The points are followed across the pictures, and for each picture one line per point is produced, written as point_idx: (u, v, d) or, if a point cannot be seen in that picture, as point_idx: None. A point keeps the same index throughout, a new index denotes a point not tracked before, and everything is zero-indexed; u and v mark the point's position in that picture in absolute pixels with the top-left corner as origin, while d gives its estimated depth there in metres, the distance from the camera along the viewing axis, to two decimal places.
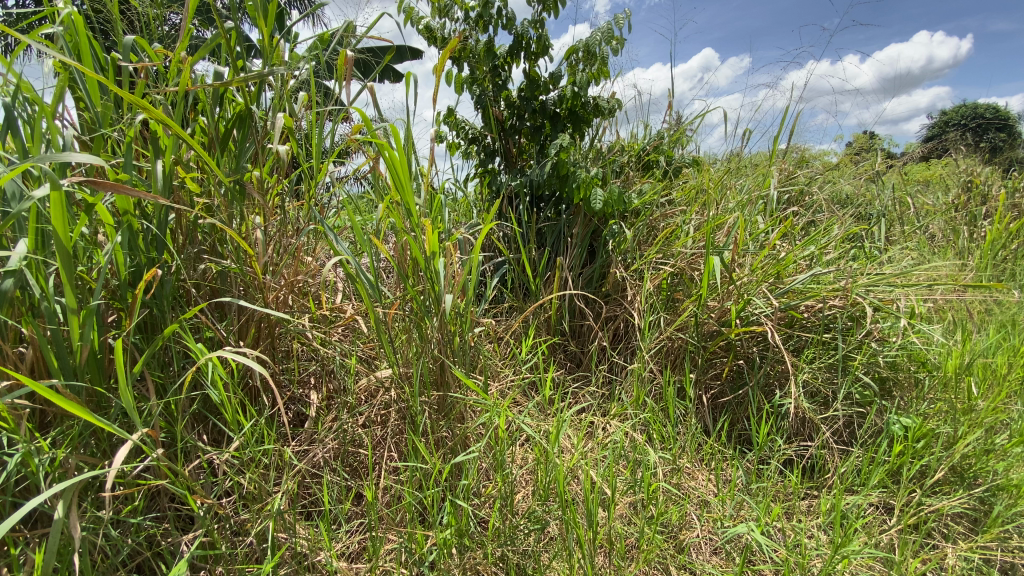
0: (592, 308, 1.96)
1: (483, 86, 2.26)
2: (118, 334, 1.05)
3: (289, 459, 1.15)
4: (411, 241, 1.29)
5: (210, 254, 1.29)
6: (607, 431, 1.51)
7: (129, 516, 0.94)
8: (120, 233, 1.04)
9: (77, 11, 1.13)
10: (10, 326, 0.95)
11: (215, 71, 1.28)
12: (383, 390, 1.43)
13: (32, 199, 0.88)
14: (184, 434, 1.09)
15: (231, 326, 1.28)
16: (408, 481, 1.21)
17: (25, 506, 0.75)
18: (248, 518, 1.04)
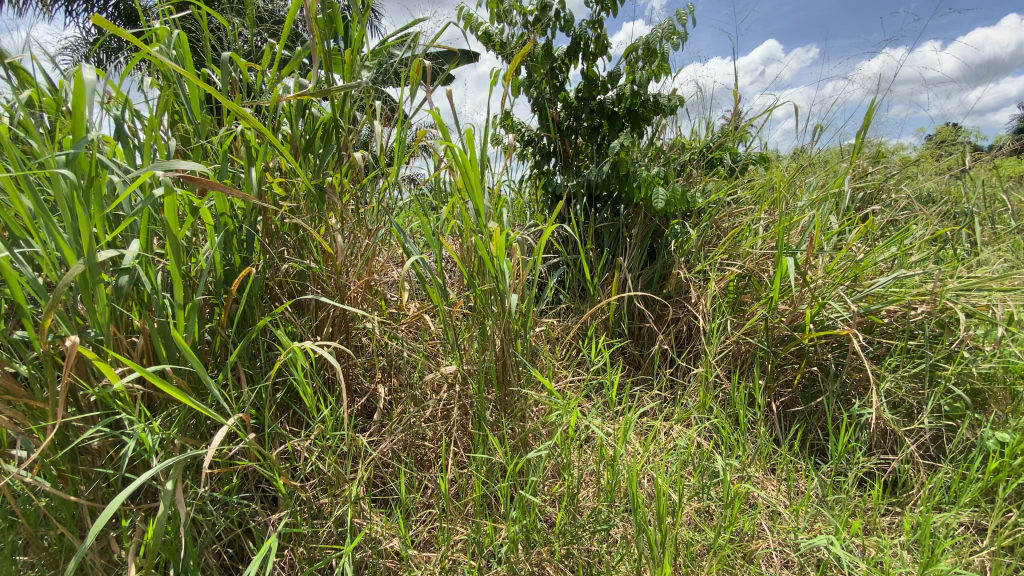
0: (653, 310, 1.92)
1: (540, 88, 2.28)
2: (215, 327, 1.14)
3: (363, 449, 1.21)
4: (479, 241, 1.33)
5: (291, 254, 1.38)
6: (670, 435, 1.48)
7: (224, 494, 1.03)
8: (218, 234, 1.14)
9: (179, 32, 1.25)
10: (124, 318, 1.05)
11: (298, 83, 1.43)
12: (445, 387, 1.46)
13: (146, 203, 0.97)
14: (271, 421, 1.17)
15: (311, 322, 1.36)
16: (475, 476, 1.24)
17: (136, 481, 0.83)
18: (328, 502, 1.10)
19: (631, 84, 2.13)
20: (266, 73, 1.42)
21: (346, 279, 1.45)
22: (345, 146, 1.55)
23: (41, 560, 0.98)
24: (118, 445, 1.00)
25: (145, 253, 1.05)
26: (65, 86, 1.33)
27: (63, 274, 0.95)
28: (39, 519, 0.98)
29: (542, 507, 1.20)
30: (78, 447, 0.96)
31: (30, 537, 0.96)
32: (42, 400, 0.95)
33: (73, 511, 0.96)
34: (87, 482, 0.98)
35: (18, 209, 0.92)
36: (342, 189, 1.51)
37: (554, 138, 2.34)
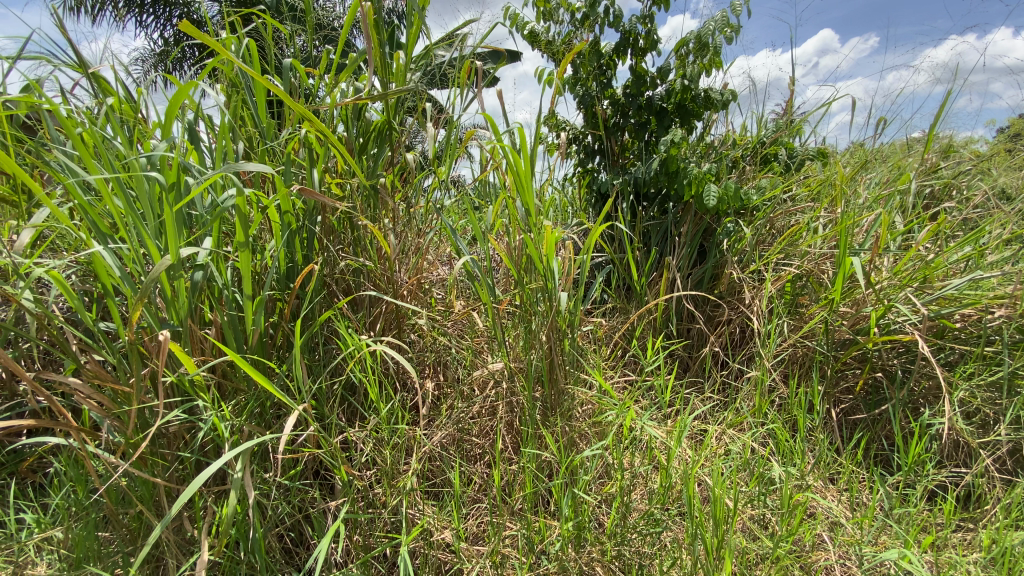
0: (703, 311, 1.87)
1: (587, 85, 2.26)
2: (279, 321, 1.20)
3: (416, 442, 1.24)
4: (529, 239, 1.34)
5: (346, 251, 1.43)
6: (723, 439, 1.44)
7: (288, 480, 1.07)
8: (282, 233, 1.20)
9: (248, 42, 1.33)
10: (198, 311, 1.11)
11: (354, 86, 1.47)
12: (492, 384, 1.47)
13: (220, 202, 1.04)
14: (329, 412, 1.22)
15: (365, 318, 1.40)
16: (525, 473, 1.25)
17: (211, 465, 0.88)
18: (384, 493, 1.14)
19: (681, 79, 2.09)
20: (324, 78, 1.47)
21: (398, 276, 1.48)
22: (397, 146, 1.58)
23: (121, 536, 1.05)
24: (191, 431, 1.07)
25: (218, 249, 1.12)
26: (143, 96, 1.44)
27: (146, 268, 1.03)
28: (120, 497, 1.06)
29: (597, 504, 1.20)
30: (156, 431, 1.03)
31: (113, 514, 1.03)
32: (126, 385, 1.02)
33: (150, 491, 1.02)
34: (163, 464, 1.05)
35: (108, 207, 1.01)
36: (395, 189, 1.55)
37: (599, 135, 2.31)
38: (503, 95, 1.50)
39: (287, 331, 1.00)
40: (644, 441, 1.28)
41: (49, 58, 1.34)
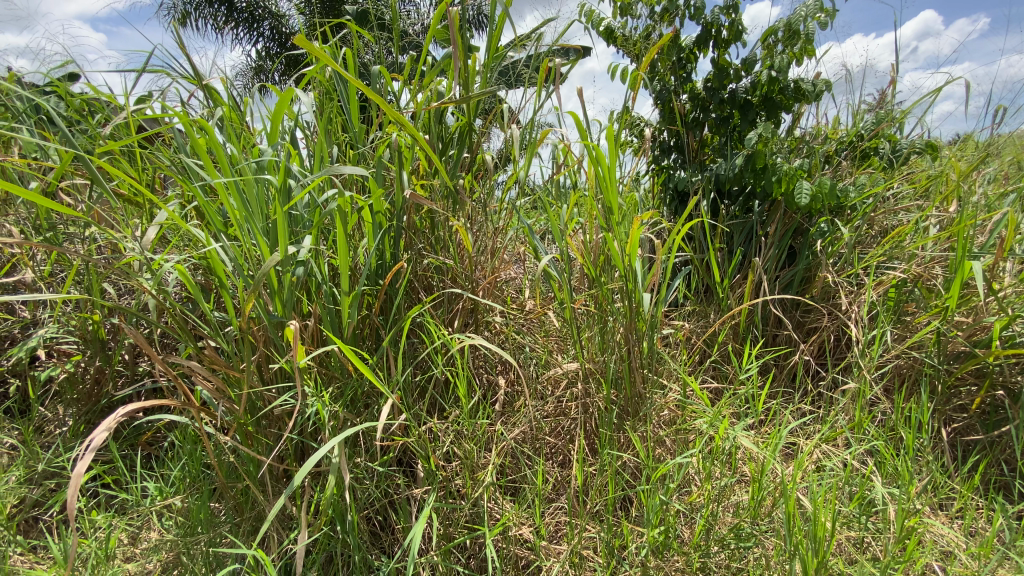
0: (791, 315, 1.77)
1: (665, 80, 2.19)
2: (370, 315, 1.27)
3: (496, 438, 1.27)
4: (612, 238, 1.32)
5: (429, 249, 1.47)
6: (816, 455, 1.35)
7: (380, 466, 1.13)
8: (374, 231, 1.26)
9: (342, 51, 1.41)
10: (299, 303, 1.19)
11: (438, 89, 1.52)
12: (567, 384, 1.46)
13: (323, 201, 1.12)
14: (414, 404, 1.27)
15: (446, 314, 1.45)
16: (604, 475, 1.24)
17: (315, 452, 0.92)
18: (466, 485, 1.17)
19: (767, 70, 1.98)
20: (411, 82, 1.53)
21: (477, 274, 1.52)
22: (477, 146, 1.61)
23: (230, 507, 1.14)
24: (292, 415, 1.15)
25: (316, 246, 1.20)
26: (247, 105, 1.56)
27: (256, 263, 1.12)
28: (230, 471, 1.15)
29: (682, 511, 1.17)
30: (263, 413, 1.12)
31: (223, 486, 1.12)
32: (239, 370, 1.11)
33: (256, 468, 1.11)
34: (268, 443, 1.13)
35: (225, 208, 1.11)
36: (474, 188, 1.58)
37: (676, 131, 2.22)
38: (583, 93, 1.48)
39: (383, 324, 1.05)
40: (733, 451, 1.23)
41: (169, 72, 1.49)
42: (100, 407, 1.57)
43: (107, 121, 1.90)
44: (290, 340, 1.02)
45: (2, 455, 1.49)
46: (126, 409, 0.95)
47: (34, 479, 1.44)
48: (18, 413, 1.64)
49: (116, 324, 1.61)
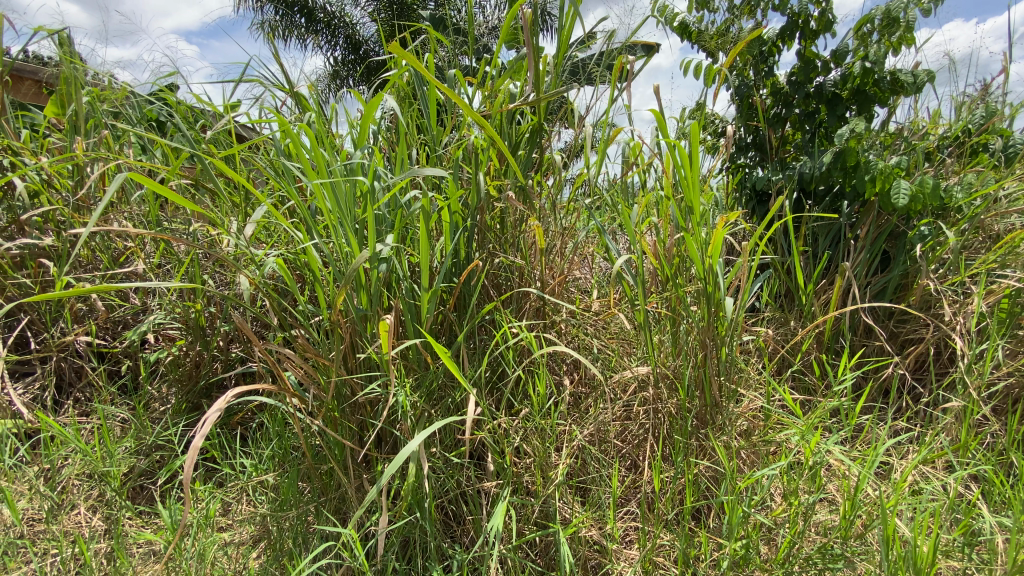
0: (883, 325, 1.66)
1: (745, 74, 2.10)
2: (446, 311, 1.31)
3: (568, 436, 1.27)
4: (692, 239, 1.26)
5: (501, 248, 1.49)
6: (913, 476, 1.26)
7: (455, 458, 1.16)
8: (452, 229, 1.30)
9: (422, 55, 1.47)
10: (382, 298, 1.25)
11: (512, 90, 1.54)
12: (638, 388, 1.42)
13: (410, 199, 1.17)
14: (489, 398, 1.30)
15: (517, 311, 1.47)
16: (678, 482, 1.20)
17: (404, 447, 0.94)
18: (537, 482, 1.18)
19: (861, 61, 1.85)
20: (487, 85, 1.57)
21: (548, 273, 1.52)
22: (549, 146, 1.62)
23: (315, 487, 1.21)
24: (373, 404, 1.20)
25: (399, 244, 1.25)
26: (334, 110, 1.66)
27: (346, 260, 1.19)
28: (317, 453, 1.22)
29: (762, 525, 1.12)
30: (350, 400, 1.18)
31: (310, 467, 1.19)
32: (327, 359, 1.18)
33: (341, 452, 1.17)
34: (352, 429, 1.20)
35: (319, 208, 1.19)
36: (546, 187, 1.59)
37: (755, 128, 2.12)
38: (660, 91, 1.45)
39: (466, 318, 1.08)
40: (821, 467, 1.16)
41: (264, 81, 1.61)
42: (198, 387, 1.71)
43: (206, 126, 2.06)
44: (382, 333, 1.08)
45: (116, 426, 1.66)
46: (235, 391, 1.01)
47: (143, 449, 1.59)
48: (129, 389, 1.82)
49: (213, 313, 1.75)
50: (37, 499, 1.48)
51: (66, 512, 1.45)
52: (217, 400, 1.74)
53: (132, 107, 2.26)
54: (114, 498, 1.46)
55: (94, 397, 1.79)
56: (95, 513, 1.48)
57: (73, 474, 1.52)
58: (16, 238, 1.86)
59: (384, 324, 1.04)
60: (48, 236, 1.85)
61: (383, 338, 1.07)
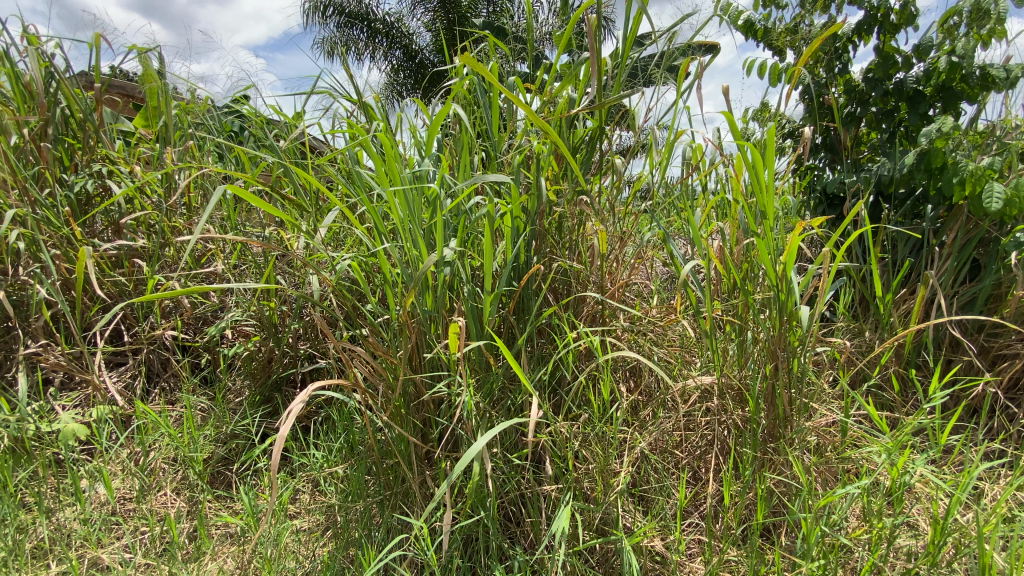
0: (971, 339, 1.55)
1: (815, 73, 2.01)
2: (508, 313, 1.33)
3: (630, 443, 1.26)
4: (764, 245, 1.21)
5: (560, 252, 1.50)
6: (1011, 504, 1.16)
7: (517, 459, 1.18)
8: (515, 233, 1.31)
9: (485, 62, 1.50)
10: (446, 300, 1.29)
11: (572, 94, 1.54)
12: (701, 397, 1.38)
13: (476, 203, 1.19)
14: (551, 400, 1.31)
15: (579, 315, 1.47)
16: (747, 496, 1.16)
17: (472, 445, 0.96)
18: (598, 488, 1.18)
19: (947, 56, 1.73)
20: (548, 90, 1.58)
21: (608, 278, 1.51)
22: (608, 150, 1.62)
23: (381, 481, 1.25)
24: (437, 403, 1.23)
25: (463, 248, 1.28)
26: (399, 119, 1.73)
27: (414, 262, 1.24)
28: (383, 448, 1.27)
29: (840, 544, 1.07)
30: (415, 397, 1.22)
31: (377, 461, 1.24)
32: (395, 358, 1.22)
33: (407, 448, 1.21)
34: (416, 427, 1.23)
35: (388, 213, 1.24)
36: (607, 192, 1.58)
37: (825, 129, 2.03)
38: (730, 92, 1.49)
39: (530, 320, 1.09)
40: (907, 488, 1.09)
41: (334, 92, 1.69)
42: (270, 382, 1.81)
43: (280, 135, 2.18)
44: (451, 333, 1.17)
45: (198, 415, 1.78)
46: (316, 385, 1.05)
47: (222, 437, 1.70)
48: (209, 381, 1.95)
49: (285, 311, 1.85)
50: (129, 479, 1.61)
51: (154, 493, 1.57)
52: (287, 394, 1.84)
53: (213, 119, 2.43)
54: (196, 482, 1.56)
55: (177, 387, 1.93)
56: (179, 495, 1.59)
57: (161, 458, 1.64)
58: (113, 239, 2.04)
59: (454, 326, 1.13)
60: (140, 238, 2.01)
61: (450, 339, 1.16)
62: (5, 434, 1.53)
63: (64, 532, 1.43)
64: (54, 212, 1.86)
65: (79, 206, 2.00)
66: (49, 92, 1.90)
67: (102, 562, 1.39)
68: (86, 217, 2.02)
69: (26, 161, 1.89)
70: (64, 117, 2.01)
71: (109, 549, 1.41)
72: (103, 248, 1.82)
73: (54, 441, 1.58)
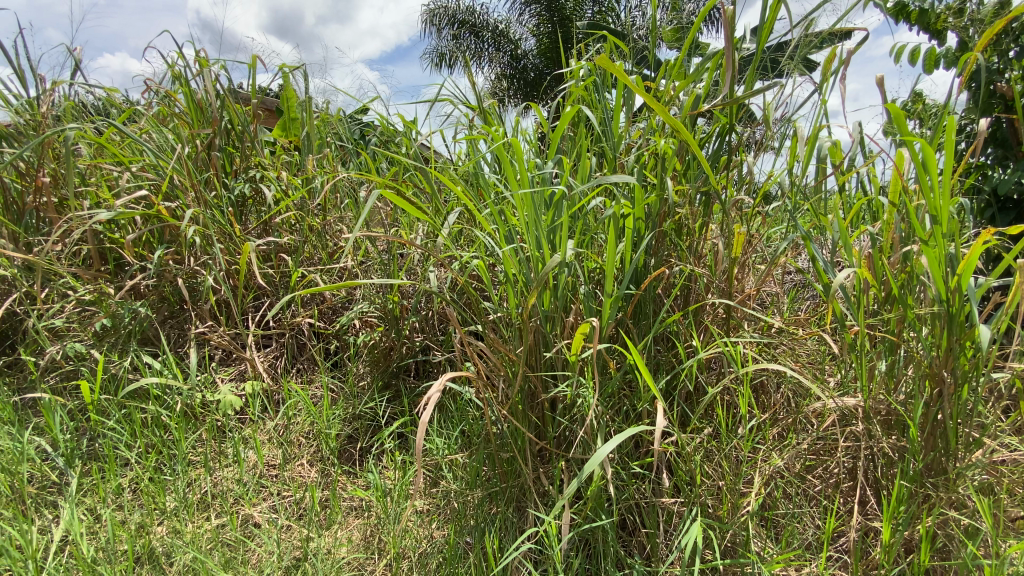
0: None
1: (986, 58, 1.75)
2: (626, 318, 1.31)
3: (759, 462, 1.18)
4: (932, 253, 1.07)
5: (680, 255, 1.44)
6: None
7: (636, 468, 1.15)
8: (638, 234, 1.29)
9: (609, 59, 1.48)
10: (566, 302, 1.29)
11: (699, 89, 1.47)
12: (841, 419, 1.26)
13: (603, 202, 1.18)
14: (674, 410, 1.27)
15: (703, 324, 1.40)
16: (901, 535, 1.04)
17: (602, 450, 0.95)
18: (723, 507, 1.12)
19: None
20: (674, 87, 1.52)
21: (734, 285, 1.43)
22: (736, 149, 1.52)
23: (497, 474, 1.29)
24: (558, 402, 1.25)
25: (581, 250, 1.29)
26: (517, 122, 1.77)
27: (536, 263, 1.27)
28: (500, 442, 1.31)
29: None
30: (534, 395, 1.25)
31: (494, 455, 1.28)
32: (517, 356, 1.25)
33: (525, 446, 1.24)
34: (534, 425, 1.26)
35: (514, 215, 1.27)
36: (734, 191, 1.49)
37: (998, 120, 1.76)
38: (884, 82, 1.34)
39: (666, 325, 1.03)
40: None
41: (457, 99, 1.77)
42: (390, 370, 1.95)
43: (404, 141, 2.34)
44: (578, 335, 1.13)
45: (331, 396, 1.96)
46: (449, 376, 1.11)
47: (350, 418, 1.86)
48: (338, 366, 2.15)
49: (406, 305, 1.98)
50: (274, 448, 1.81)
51: (294, 462, 1.75)
52: (405, 383, 1.96)
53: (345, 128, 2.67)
54: (329, 456, 1.73)
55: (312, 370, 2.14)
56: (313, 466, 1.77)
57: (300, 431, 1.83)
58: (263, 236, 2.30)
59: (584, 324, 1.09)
60: (284, 235, 2.26)
61: (577, 338, 1.12)
62: (180, 400, 1.79)
63: (223, 489, 1.64)
64: (221, 212, 2.15)
65: (238, 207, 2.29)
66: (217, 108, 2.20)
67: (254, 519, 1.58)
68: (242, 216, 2.31)
69: (201, 167, 2.20)
70: (227, 129, 2.31)
71: (259, 508, 1.60)
72: (257, 244, 2.07)
73: (216, 410, 1.82)
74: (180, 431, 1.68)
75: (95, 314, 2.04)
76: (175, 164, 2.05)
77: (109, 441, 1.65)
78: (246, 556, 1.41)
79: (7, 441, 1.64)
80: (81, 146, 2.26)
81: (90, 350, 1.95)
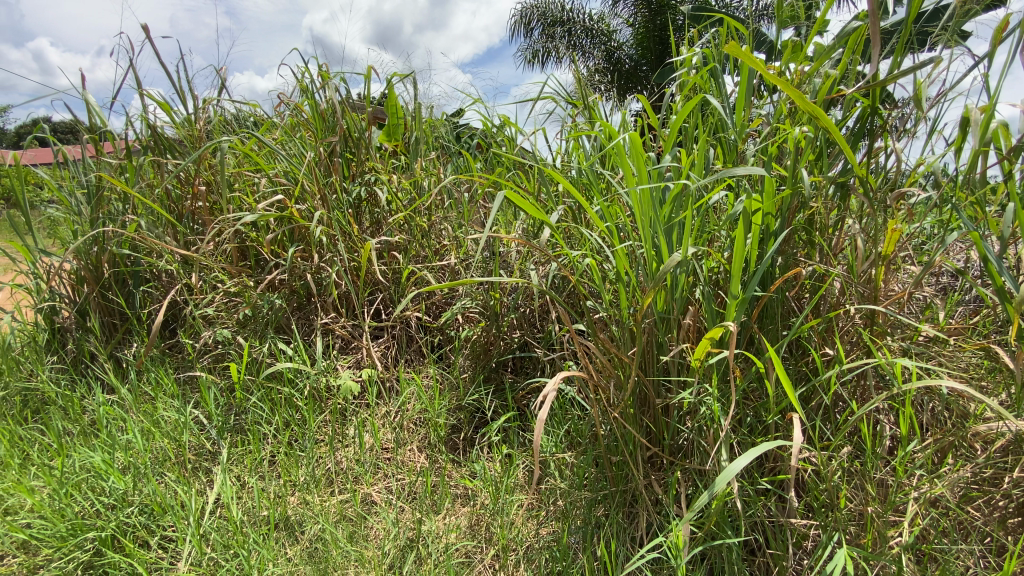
0: None
1: None
2: (749, 322, 1.23)
3: (909, 488, 1.05)
4: None
5: (811, 255, 1.32)
6: None
7: (763, 483, 1.08)
8: (765, 231, 1.19)
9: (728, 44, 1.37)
10: (684, 305, 1.23)
11: (834, 70, 1.31)
12: (1013, 445, 1.08)
13: (728, 198, 1.10)
14: (805, 424, 1.17)
15: (837, 331, 1.27)
16: None
17: (736, 464, 0.89)
18: (866, 534, 1.02)
19: None
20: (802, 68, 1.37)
21: (875, 289, 1.28)
22: (879, 134, 1.35)
23: (608, 477, 1.28)
24: (673, 408, 1.21)
25: (699, 249, 1.22)
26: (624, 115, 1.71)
27: (652, 262, 1.22)
28: (610, 445, 1.30)
29: None
30: (648, 400, 1.21)
31: (605, 457, 1.27)
32: (631, 359, 1.21)
33: (639, 451, 1.21)
34: (647, 430, 1.23)
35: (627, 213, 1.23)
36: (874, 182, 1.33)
37: None
38: None
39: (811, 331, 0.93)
40: None
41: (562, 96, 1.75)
42: (491, 364, 2.00)
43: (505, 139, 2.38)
44: (704, 339, 1.07)
45: (438, 386, 2.06)
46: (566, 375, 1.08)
47: (456, 408, 1.94)
48: (443, 358, 2.25)
49: (508, 301, 2.02)
50: (388, 433, 1.94)
51: (405, 447, 1.86)
52: (507, 377, 2.01)
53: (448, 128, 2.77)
54: (436, 444, 1.82)
55: (419, 360, 2.26)
56: (422, 453, 1.87)
57: (411, 419, 1.94)
58: (377, 234, 2.47)
59: (714, 328, 1.03)
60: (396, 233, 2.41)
61: (704, 342, 1.07)
62: (309, 384, 1.97)
63: (345, 468, 1.78)
64: (342, 213, 2.33)
65: (356, 209, 2.45)
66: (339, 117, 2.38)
67: (372, 497, 1.70)
68: (359, 216, 2.49)
69: (325, 172, 2.41)
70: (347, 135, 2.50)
71: (377, 487, 1.73)
72: (373, 243, 2.23)
73: (338, 394, 1.98)
74: (309, 413, 1.86)
75: (239, 304, 2.31)
76: (305, 170, 2.25)
77: (252, 417, 1.87)
78: (367, 531, 1.52)
79: (174, 412, 1.91)
80: (228, 156, 2.56)
81: (236, 335, 2.22)
